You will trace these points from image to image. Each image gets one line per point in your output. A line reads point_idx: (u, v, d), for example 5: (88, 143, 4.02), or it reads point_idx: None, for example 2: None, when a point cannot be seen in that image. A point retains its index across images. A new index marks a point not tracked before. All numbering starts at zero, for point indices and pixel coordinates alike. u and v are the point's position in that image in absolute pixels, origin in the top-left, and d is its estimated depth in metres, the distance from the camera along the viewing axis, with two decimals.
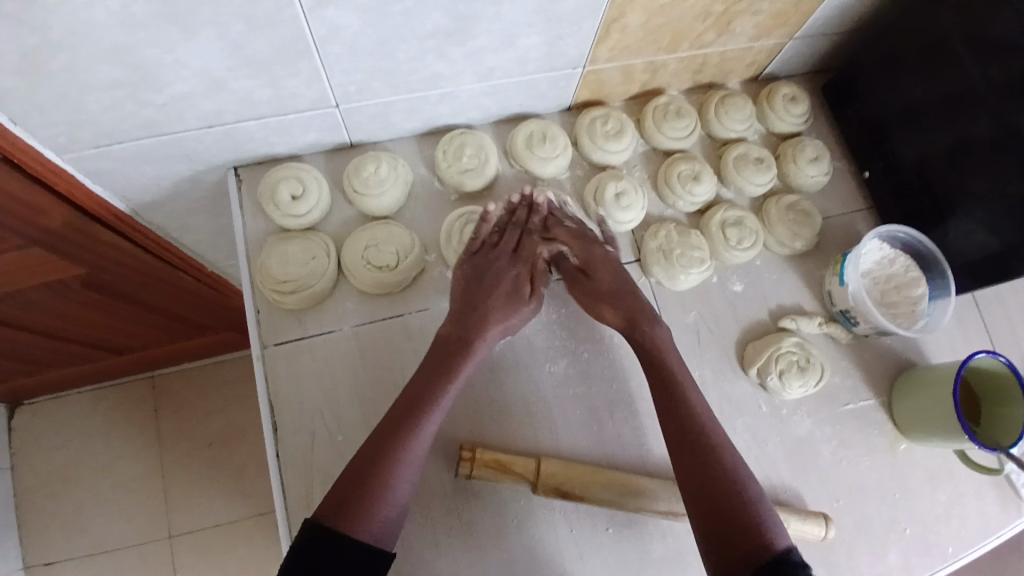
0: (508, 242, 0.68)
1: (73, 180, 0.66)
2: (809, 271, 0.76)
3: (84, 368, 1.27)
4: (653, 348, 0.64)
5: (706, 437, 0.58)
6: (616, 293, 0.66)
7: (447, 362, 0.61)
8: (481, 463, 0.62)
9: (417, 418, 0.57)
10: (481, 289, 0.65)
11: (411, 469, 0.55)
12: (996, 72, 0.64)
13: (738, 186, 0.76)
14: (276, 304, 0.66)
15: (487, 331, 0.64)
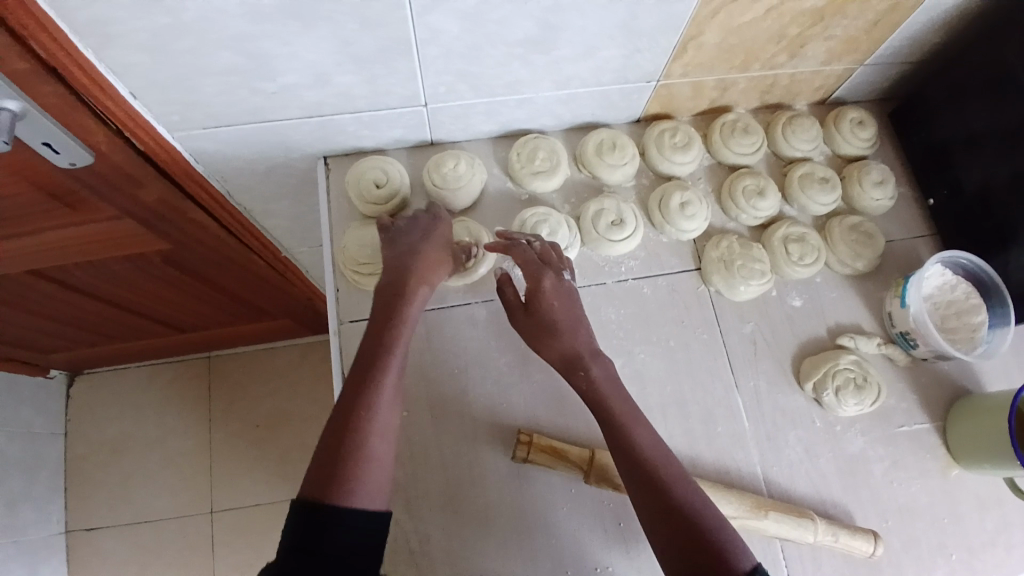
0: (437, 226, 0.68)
1: (179, 156, 0.72)
2: (868, 291, 0.77)
3: (145, 344, 1.36)
4: (593, 393, 0.62)
5: (653, 467, 0.56)
6: (552, 331, 0.64)
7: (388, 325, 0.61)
8: (538, 448, 0.64)
9: (371, 380, 0.57)
10: (414, 253, 0.65)
11: (380, 429, 0.55)
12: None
13: (801, 203, 0.78)
14: (355, 285, 0.70)
15: (421, 294, 0.64)
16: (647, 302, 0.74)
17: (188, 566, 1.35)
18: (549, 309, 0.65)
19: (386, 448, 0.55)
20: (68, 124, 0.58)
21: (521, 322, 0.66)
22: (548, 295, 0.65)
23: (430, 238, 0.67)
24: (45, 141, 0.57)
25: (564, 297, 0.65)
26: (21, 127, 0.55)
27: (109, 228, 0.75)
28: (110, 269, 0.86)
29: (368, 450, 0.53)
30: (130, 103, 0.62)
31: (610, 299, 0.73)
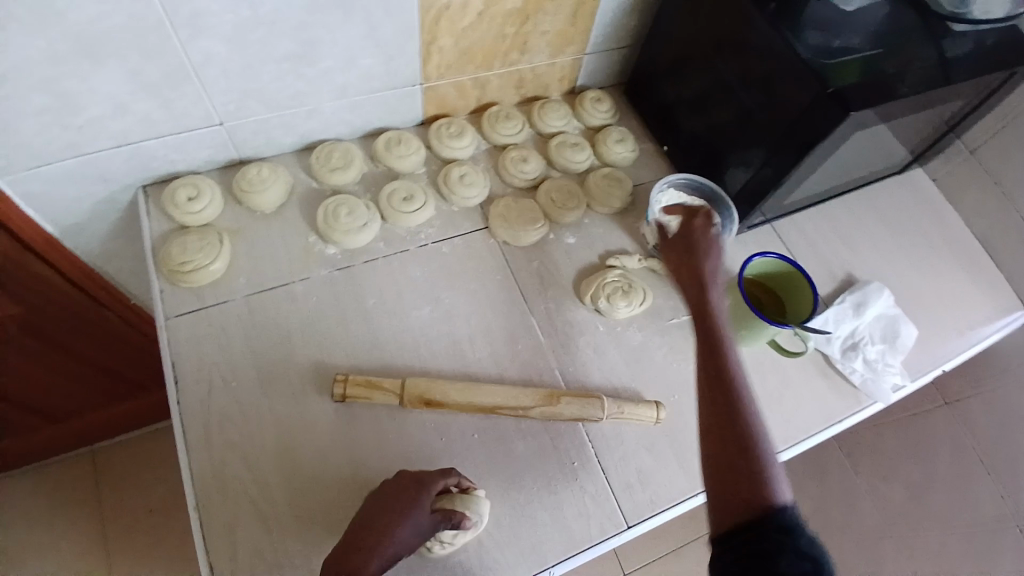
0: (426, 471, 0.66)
1: (15, 208, 0.79)
2: (627, 222, 0.94)
3: (13, 450, 1.32)
4: (700, 305, 0.66)
5: (736, 391, 0.57)
6: (695, 245, 0.73)
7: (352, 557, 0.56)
8: (353, 384, 0.73)
9: None
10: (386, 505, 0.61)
11: None
12: (743, 64, 0.84)
13: (561, 164, 0.95)
14: (177, 284, 0.79)
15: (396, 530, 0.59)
16: (445, 257, 0.87)
17: None
18: (696, 235, 0.74)
19: None
20: None
21: (668, 242, 0.77)
22: (696, 227, 0.76)
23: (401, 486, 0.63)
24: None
25: (710, 232, 0.75)
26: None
27: None
28: None
29: None
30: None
31: (415, 261, 0.86)
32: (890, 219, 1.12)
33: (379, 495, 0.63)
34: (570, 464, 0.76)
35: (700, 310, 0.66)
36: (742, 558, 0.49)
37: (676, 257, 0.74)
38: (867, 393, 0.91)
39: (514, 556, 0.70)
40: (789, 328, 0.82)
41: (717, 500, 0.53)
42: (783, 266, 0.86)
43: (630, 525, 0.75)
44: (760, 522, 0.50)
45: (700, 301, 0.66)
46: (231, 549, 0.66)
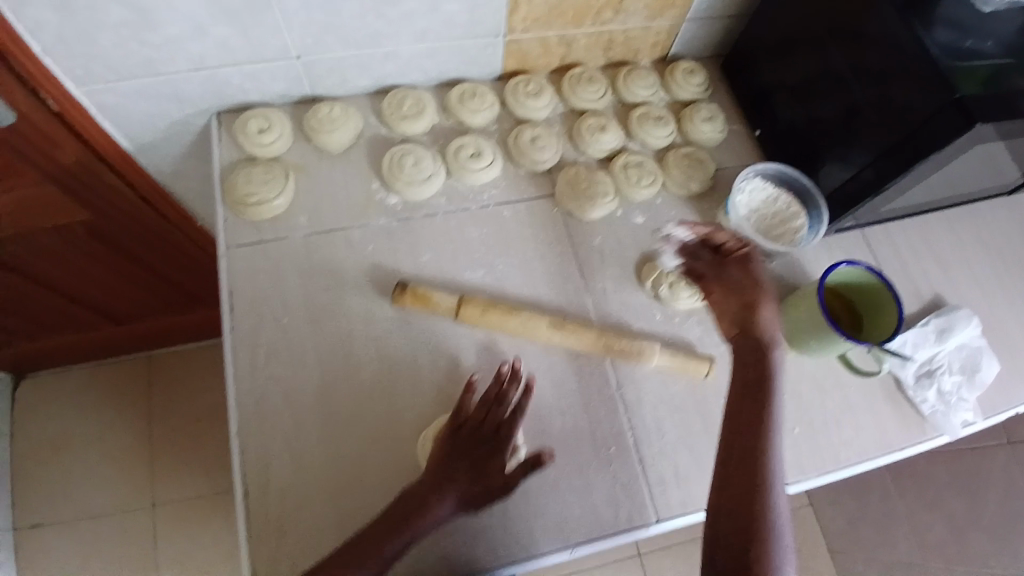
0: (501, 407, 0.66)
1: (90, 117, 0.81)
2: (703, 208, 0.88)
3: (82, 342, 1.44)
4: (756, 362, 0.66)
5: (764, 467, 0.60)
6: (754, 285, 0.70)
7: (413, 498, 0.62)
8: (410, 295, 0.75)
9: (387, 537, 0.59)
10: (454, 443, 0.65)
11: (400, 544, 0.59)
12: (858, 54, 0.76)
13: (641, 138, 0.89)
14: (240, 214, 0.79)
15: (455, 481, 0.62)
16: (506, 222, 0.84)
17: (131, 559, 1.43)
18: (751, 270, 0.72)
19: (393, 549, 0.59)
20: None
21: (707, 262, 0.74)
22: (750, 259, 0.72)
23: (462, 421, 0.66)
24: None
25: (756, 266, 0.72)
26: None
27: (31, 192, 0.89)
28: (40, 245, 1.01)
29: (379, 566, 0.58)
30: (42, 58, 0.72)
31: (474, 220, 0.83)
32: (996, 242, 1.01)
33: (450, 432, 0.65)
34: (606, 451, 0.74)
35: (746, 374, 0.66)
36: None
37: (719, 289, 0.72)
38: (934, 425, 0.85)
39: (537, 529, 0.70)
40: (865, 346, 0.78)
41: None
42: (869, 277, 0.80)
43: (659, 521, 0.72)
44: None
45: (753, 362, 0.66)
46: (263, 479, 0.68)
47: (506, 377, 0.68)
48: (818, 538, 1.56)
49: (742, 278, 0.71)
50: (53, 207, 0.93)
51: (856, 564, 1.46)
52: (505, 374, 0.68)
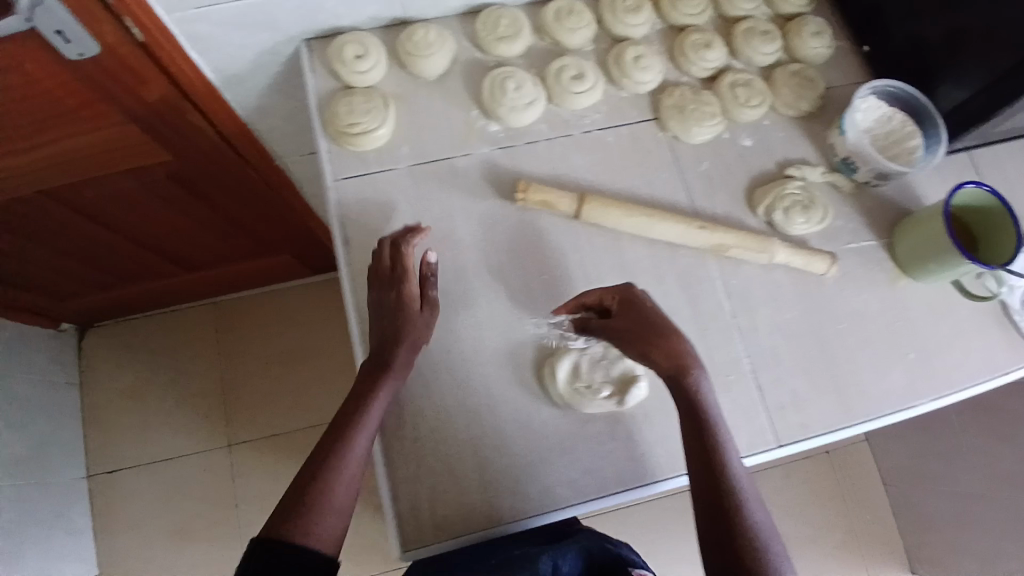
0: (409, 284, 0.70)
1: (176, 44, 0.78)
2: (812, 130, 0.85)
3: (154, 287, 1.48)
4: (691, 401, 0.61)
5: (736, 489, 0.58)
6: (654, 327, 0.64)
7: (364, 395, 0.66)
8: (531, 197, 0.76)
9: (348, 433, 0.64)
10: (384, 323, 0.69)
11: (362, 442, 0.64)
12: None
13: (747, 55, 0.84)
14: (343, 146, 0.77)
15: (395, 367, 0.68)
16: (611, 149, 0.81)
17: (211, 497, 1.51)
18: (644, 312, 0.66)
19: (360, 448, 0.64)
20: (79, 13, 0.67)
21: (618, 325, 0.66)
22: (642, 300, 0.67)
23: (381, 302, 0.69)
24: (59, 31, 0.67)
25: (654, 309, 0.66)
26: (40, 13, 0.65)
27: (115, 134, 0.87)
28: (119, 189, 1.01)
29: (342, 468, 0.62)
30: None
31: (578, 148, 0.80)
32: None
33: (375, 309, 0.70)
34: (724, 378, 0.74)
35: (693, 414, 0.61)
36: None
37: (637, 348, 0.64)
38: None
39: (659, 457, 0.72)
40: (988, 269, 0.74)
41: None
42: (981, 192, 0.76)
43: (778, 444, 0.74)
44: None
45: (688, 409, 0.61)
46: (397, 402, 0.71)
47: (395, 249, 0.71)
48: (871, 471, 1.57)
49: (643, 318, 0.65)
50: (136, 151, 0.92)
51: (920, 497, 1.45)
52: (385, 243, 0.71)
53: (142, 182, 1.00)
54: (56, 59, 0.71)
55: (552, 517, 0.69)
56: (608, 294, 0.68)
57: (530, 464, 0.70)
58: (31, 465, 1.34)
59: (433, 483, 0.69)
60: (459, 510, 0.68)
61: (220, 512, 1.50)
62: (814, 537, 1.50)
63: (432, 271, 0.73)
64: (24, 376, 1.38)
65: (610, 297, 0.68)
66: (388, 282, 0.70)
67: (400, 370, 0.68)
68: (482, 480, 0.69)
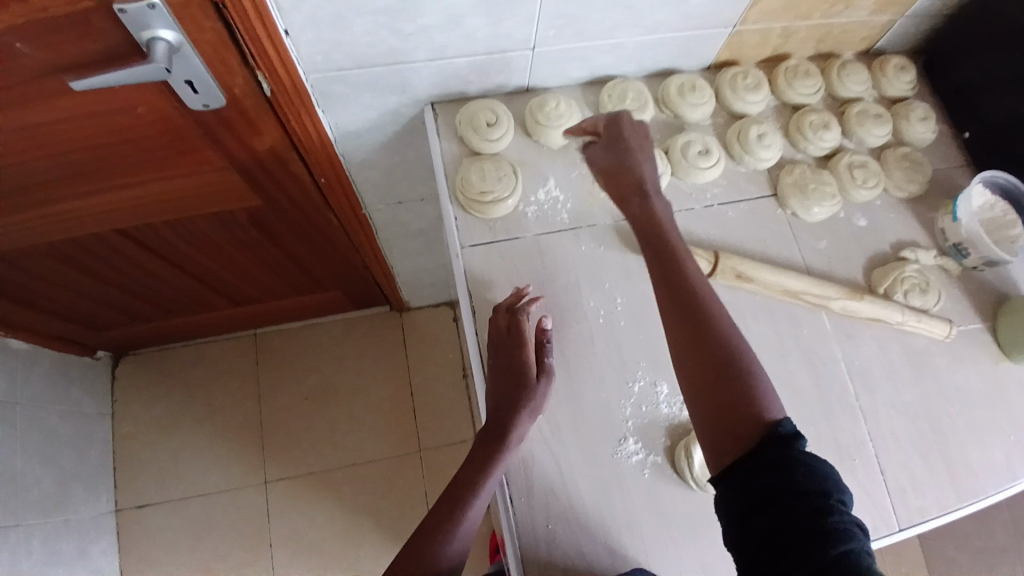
0: (525, 351, 0.69)
1: (305, 97, 0.76)
2: (919, 212, 0.86)
3: (200, 318, 1.45)
4: (662, 249, 0.65)
5: (710, 318, 0.59)
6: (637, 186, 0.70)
7: (485, 456, 0.66)
8: None
9: (464, 499, 0.65)
10: (506, 386, 0.69)
11: (474, 512, 0.65)
12: None
13: (859, 136, 0.86)
14: (470, 213, 0.77)
15: (514, 432, 0.67)
16: (731, 225, 0.81)
17: (242, 537, 1.45)
18: (631, 154, 0.72)
19: (473, 516, 0.65)
20: (215, 67, 0.65)
21: (604, 156, 0.74)
22: (629, 141, 0.73)
23: (506, 364, 0.69)
24: (189, 81, 0.65)
25: (643, 154, 0.73)
26: (176, 62, 0.62)
27: (214, 176, 0.85)
28: (201, 228, 1.00)
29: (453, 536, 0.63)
30: (287, 45, 0.69)
31: (699, 221, 0.81)
32: None
33: (494, 366, 0.70)
34: (849, 460, 0.74)
35: (663, 261, 0.64)
36: (747, 480, 0.50)
37: (619, 193, 0.71)
38: None
39: None
40: None
41: (708, 423, 0.56)
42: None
43: (901, 527, 0.74)
44: (764, 450, 0.51)
45: (659, 259, 0.65)
46: (527, 481, 0.69)
47: (512, 315, 0.70)
48: None
49: (628, 167, 0.71)
50: (229, 193, 0.91)
51: None
52: (500, 310, 0.71)
53: (226, 222, 0.99)
54: (181, 106, 0.70)
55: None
56: (603, 163, 0.74)
57: (663, 551, 0.68)
58: (60, 503, 1.28)
59: (567, 569, 0.66)
60: None
61: (253, 554, 1.45)
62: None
63: (547, 337, 0.72)
64: (58, 409, 1.33)
65: (606, 166, 0.74)
66: (510, 340, 0.70)
67: (519, 436, 0.67)
68: (617, 568, 0.67)
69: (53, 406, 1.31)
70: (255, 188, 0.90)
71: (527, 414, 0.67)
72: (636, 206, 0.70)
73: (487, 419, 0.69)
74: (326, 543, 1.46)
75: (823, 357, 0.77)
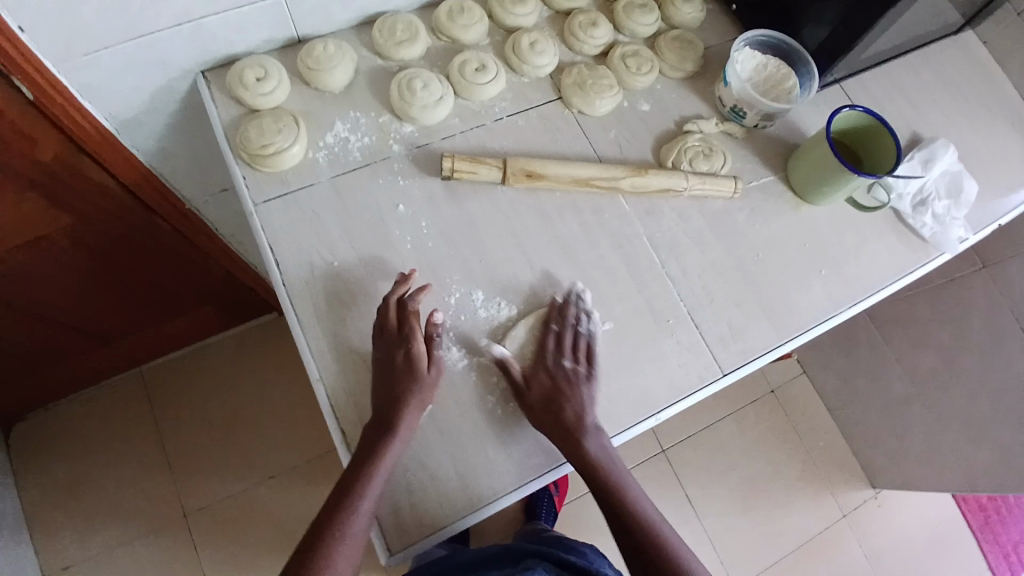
0: (416, 340, 0.69)
1: (68, 95, 0.75)
2: (699, 88, 0.92)
3: (68, 372, 1.30)
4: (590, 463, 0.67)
5: (645, 525, 0.67)
6: (556, 402, 0.69)
7: (371, 447, 0.65)
8: (460, 160, 0.77)
9: (352, 496, 0.63)
10: (395, 377, 0.68)
11: (364, 514, 0.63)
12: None
13: (630, 29, 0.90)
14: (257, 168, 0.77)
15: (403, 420, 0.66)
16: (523, 131, 0.84)
17: None
18: (550, 394, 0.70)
19: (364, 517, 0.63)
20: None
21: (524, 389, 0.71)
22: (550, 386, 0.70)
23: (392, 358, 0.68)
24: None
25: (564, 383, 0.71)
26: None
27: (17, 203, 0.82)
28: (25, 266, 0.94)
29: (342, 539, 0.61)
30: (23, 41, 0.67)
31: (491, 133, 0.83)
32: (965, 75, 1.08)
33: (380, 356, 0.69)
34: (666, 322, 0.79)
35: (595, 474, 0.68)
36: None
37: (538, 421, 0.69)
38: (935, 244, 0.93)
39: (623, 407, 0.74)
40: (876, 179, 0.82)
41: None
42: (855, 112, 0.84)
43: (725, 373, 0.78)
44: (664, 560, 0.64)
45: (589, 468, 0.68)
46: (359, 411, 0.71)
47: (402, 307, 0.71)
48: (813, 401, 1.59)
49: (553, 416, 0.69)
50: (39, 219, 0.87)
51: (861, 416, 1.50)
52: (390, 301, 0.71)
53: (50, 254, 0.94)
54: None
55: (539, 483, 0.72)
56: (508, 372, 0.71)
57: (500, 444, 0.71)
58: None
59: (410, 483, 0.68)
60: (440, 502, 0.68)
61: None
62: (773, 474, 1.50)
63: (438, 330, 0.71)
64: None
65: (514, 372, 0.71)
66: (393, 336, 0.69)
67: (409, 425, 0.66)
68: (460, 473, 0.69)
69: None
70: (66, 210, 0.88)
71: (416, 402, 0.67)
72: (557, 427, 0.69)
73: (375, 409, 0.67)
74: (268, 558, 1.34)
75: (628, 233, 0.82)
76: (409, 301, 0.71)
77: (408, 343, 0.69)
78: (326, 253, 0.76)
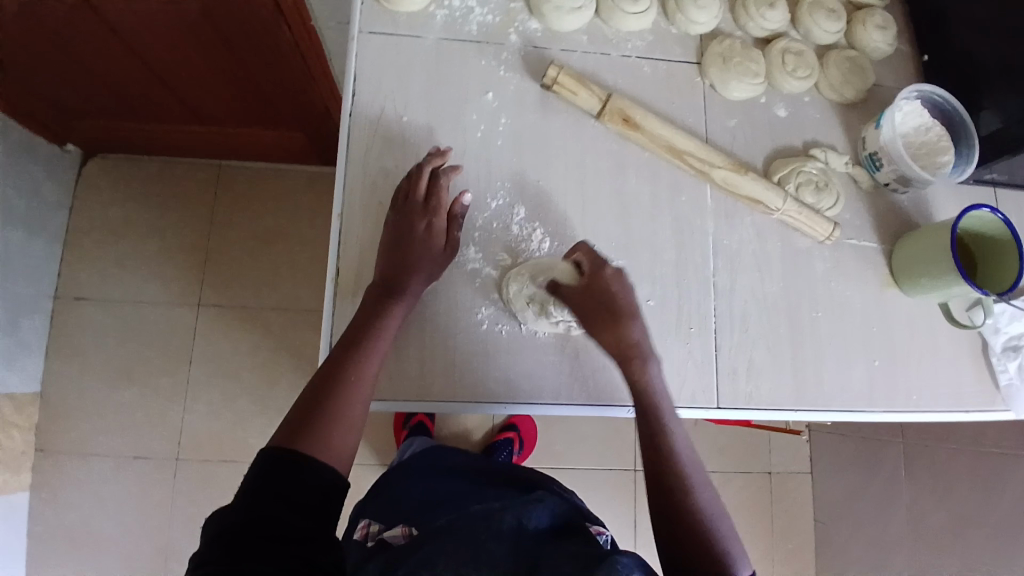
0: (439, 217, 0.68)
1: None
2: (847, 120, 0.83)
3: (159, 132, 1.36)
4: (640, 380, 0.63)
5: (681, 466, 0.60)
6: (614, 312, 0.65)
7: (379, 307, 0.64)
8: (564, 77, 0.73)
9: (360, 351, 0.61)
10: (409, 244, 0.67)
11: (373, 369, 0.62)
12: None
13: (806, 28, 0.81)
14: (378, 0, 0.75)
15: (410, 286, 0.66)
16: (644, 80, 0.78)
17: (165, 356, 1.39)
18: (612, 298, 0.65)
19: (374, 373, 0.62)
20: None
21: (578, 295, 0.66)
22: (610, 280, 0.66)
23: (411, 226, 0.67)
24: None
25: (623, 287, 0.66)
26: None
27: None
28: (147, 11, 0.93)
29: (353, 392, 0.59)
30: None
31: (611, 65, 0.78)
32: None
33: (396, 222, 0.68)
34: (687, 327, 0.74)
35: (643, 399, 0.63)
36: None
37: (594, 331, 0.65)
38: (1004, 397, 0.80)
39: (602, 381, 0.72)
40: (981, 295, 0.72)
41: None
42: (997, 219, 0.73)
43: (720, 407, 0.73)
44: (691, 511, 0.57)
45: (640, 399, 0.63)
46: (362, 262, 0.70)
47: (432, 180, 0.69)
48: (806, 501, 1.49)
49: (604, 306, 0.65)
50: None
51: (847, 540, 1.39)
52: (422, 171, 0.69)
53: (174, 13, 0.93)
54: None
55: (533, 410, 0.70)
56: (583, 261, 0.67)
57: (473, 357, 0.70)
58: (13, 274, 1.25)
59: None
60: (392, 378, 0.68)
61: (171, 373, 1.38)
62: None
63: (462, 213, 0.70)
64: (25, 189, 1.27)
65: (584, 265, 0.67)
66: (419, 206, 0.68)
67: (415, 293, 0.66)
68: (421, 362, 0.69)
69: (22, 185, 1.25)
70: None
71: (425, 275, 0.67)
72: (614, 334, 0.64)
73: (382, 274, 0.66)
74: (242, 376, 1.40)
75: (696, 225, 0.76)
76: (439, 177, 0.69)
77: (428, 215, 0.68)
78: (401, 106, 0.74)
